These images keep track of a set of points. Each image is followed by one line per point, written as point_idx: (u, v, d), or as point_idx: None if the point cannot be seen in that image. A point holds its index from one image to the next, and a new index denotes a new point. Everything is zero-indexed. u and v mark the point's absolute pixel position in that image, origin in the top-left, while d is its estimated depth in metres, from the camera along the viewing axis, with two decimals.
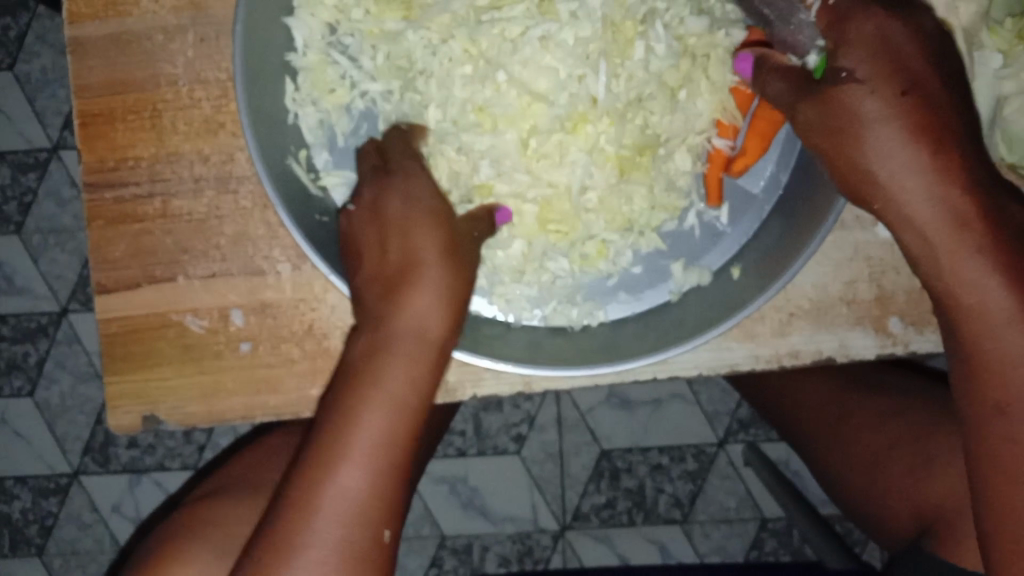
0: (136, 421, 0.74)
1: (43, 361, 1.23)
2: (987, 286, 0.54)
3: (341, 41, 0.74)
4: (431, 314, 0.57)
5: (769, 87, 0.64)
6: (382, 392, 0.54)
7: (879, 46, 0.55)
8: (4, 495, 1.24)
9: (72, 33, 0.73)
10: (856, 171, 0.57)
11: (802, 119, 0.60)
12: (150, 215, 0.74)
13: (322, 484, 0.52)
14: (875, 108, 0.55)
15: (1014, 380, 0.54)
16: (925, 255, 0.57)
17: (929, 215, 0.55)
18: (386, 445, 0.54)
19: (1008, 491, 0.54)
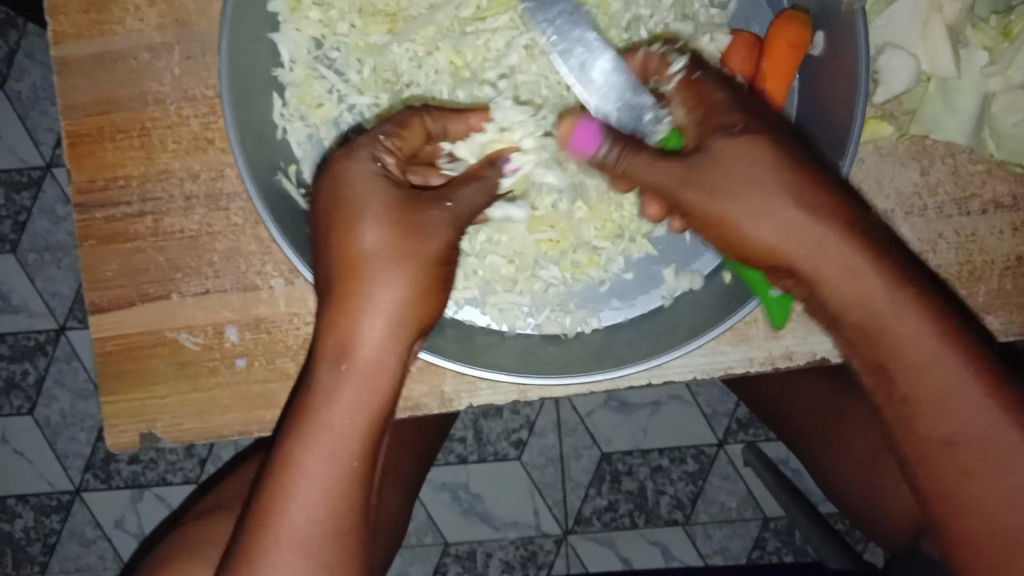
0: (134, 439, 0.74)
1: (41, 379, 1.23)
2: (913, 318, 0.54)
3: (327, 56, 0.74)
4: (374, 328, 0.55)
5: (626, 164, 0.61)
6: (326, 416, 0.55)
7: (737, 112, 0.60)
8: (7, 513, 1.24)
9: (58, 53, 0.73)
10: (743, 217, 0.57)
11: (681, 193, 0.59)
12: (142, 234, 0.74)
13: (292, 480, 0.54)
14: (744, 169, 0.56)
15: (953, 409, 0.54)
16: (838, 295, 0.57)
17: (838, 266, 0.55)
18: (350, 448, 0.55)
19: (974, 516, 0.53)
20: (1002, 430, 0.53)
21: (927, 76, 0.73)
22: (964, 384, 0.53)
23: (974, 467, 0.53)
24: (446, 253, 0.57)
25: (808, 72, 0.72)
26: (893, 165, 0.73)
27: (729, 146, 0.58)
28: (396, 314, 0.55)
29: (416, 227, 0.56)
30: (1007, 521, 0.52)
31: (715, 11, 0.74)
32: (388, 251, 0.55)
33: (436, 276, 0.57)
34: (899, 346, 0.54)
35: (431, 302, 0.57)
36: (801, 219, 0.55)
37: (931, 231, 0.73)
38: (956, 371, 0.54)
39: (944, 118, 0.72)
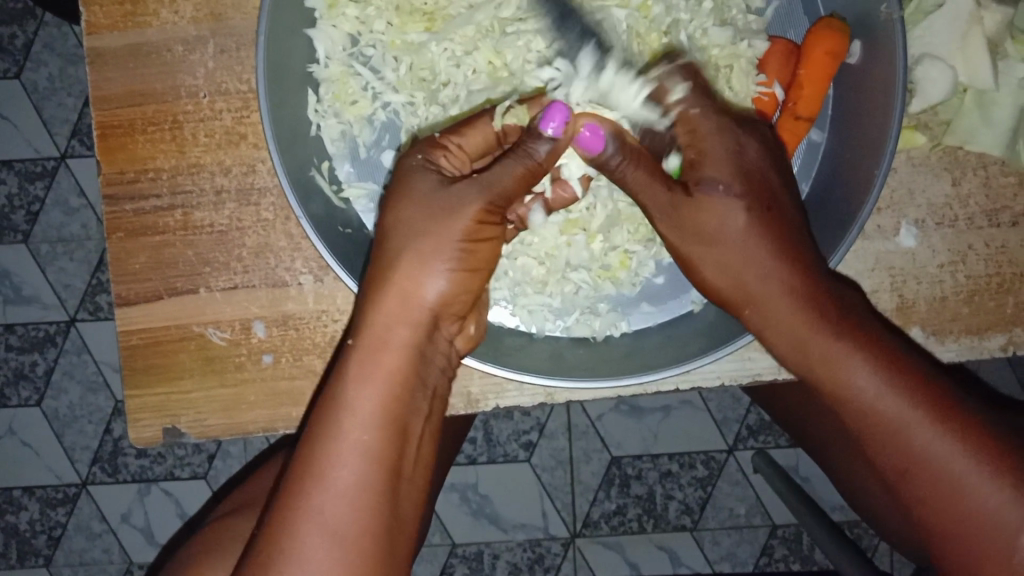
0: (157, 434, 0.74)
1: (51, 371, 1.23)
2: (856, 361, 0.59)
3: (362, 53, 0.74)
4: (401, 310, 0.57)
5: (622, 174, 0.62)
6: (348, 399, 0.55)
7: (733, 164, 0.62)
8: (12, 505, 1.23)
9: (91, 44, 0.73)
10: (709, 257, 0.62)
11: (659, 219, 0.63)
12: (171, 227, 0.73)
13: (319, 465, 0.53)
14: (715, 225, 0.61)
15: (897, 442, 0.58)
16: (789, 343, 0.61)
17: (785, 315, 0.61)
18: (379, 426, 0.54)
19: (941, 521, 0.59)
20: (933, 445, 0.57)
21: (964, 87, 0.73)
22: (904, 413, 0.58)
23: (927, 482, 0.58)
24: (469, 231, 0.59)
25: (843, 80, 0.72)
26: (926, 175, 0.73)
27: (708, 198, 0.61)
28: (413, 296, 0.57)
29: (431, 211, 0.58)
30: (934, 516, 0.59)
31: (752, 18, 0.74)
32: (405, 236, 0.58)
33: (456, 253, 0.58)
34: (841, 389, 0.59)
35: (456, 282, 0.59)
36: (750, 278, 0.61)
37: (961, 242, 0.73)
38: (895, 402, 0.58)
39: (979, 130, 0.72)
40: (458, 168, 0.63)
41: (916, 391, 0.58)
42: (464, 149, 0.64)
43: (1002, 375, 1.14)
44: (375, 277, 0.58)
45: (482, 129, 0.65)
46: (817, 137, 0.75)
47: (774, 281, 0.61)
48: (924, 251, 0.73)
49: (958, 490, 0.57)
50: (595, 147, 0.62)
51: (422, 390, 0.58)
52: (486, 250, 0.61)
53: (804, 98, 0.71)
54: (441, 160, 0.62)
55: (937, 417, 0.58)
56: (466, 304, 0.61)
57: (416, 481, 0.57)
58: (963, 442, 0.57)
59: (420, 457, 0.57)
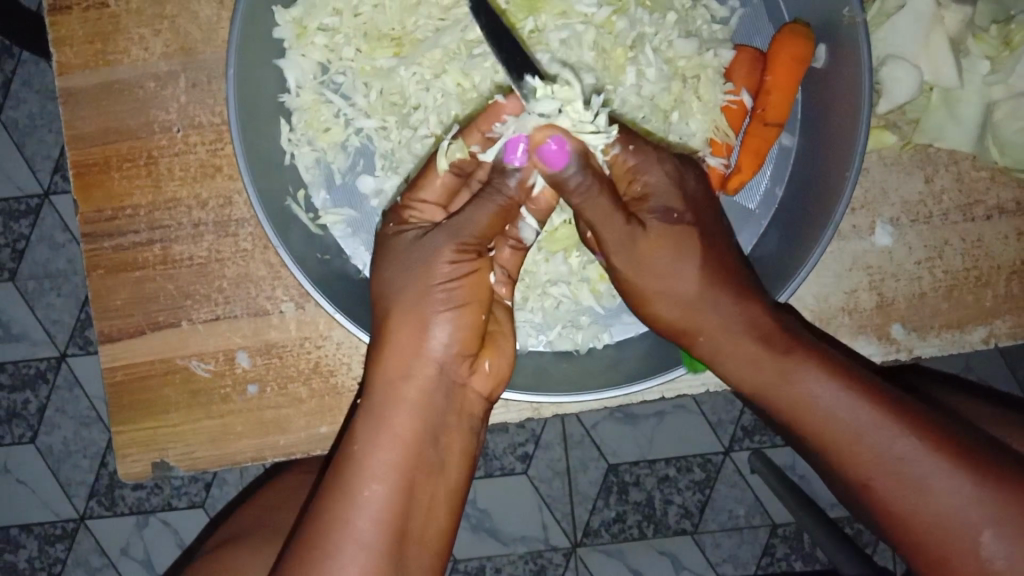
0: (147, 469, 0.74)
1: (44, 407, 1.23)
2: (810, 378, 0.59)
3: (333, 80, 0.75)
4: (399, 361, 0.58)
5: (578, 196, 0.61)
6: (356, 453, 0.56)
7: (677, 196, 0.63)
8: (11, 544, 1.23)
9: (63, 84, 0.73)
10: (654, 273, 0.62)
11: (613, 251, 0.63)
12: (151, 262, 0.74)
13: (326, 524, 0.54)
14: (669, 260, 0.61)
15: (859, 452, 0.57)
16: (744, 363, 0.61)
17: (735, 336, 0.61)
18: (388, 480, 0.55)
19: (917, 533, 0.56)
20: (896, 448, 0.56)
21: (929, 85, 0.74)
22: (862, 418, 0.57)
23: (895, 490, 0.56)
24: (450, 272, 0.59)
25: (811, 85, 0.73)
26: (898, 173, 0.74)
27: (660, 231, 0.61)
28: (415, 346, 0.58)
29: (415, 261, 0.59)
30: (903, 522, 0.57)
31: (716, 26, 0.75)
32: (395, 287, 0.59)
33: (451, 297, 0.59)
34: (802, 402, 0.59)
35: (457, 328, 0.59)
36: (699, 304, 0.61)
37: (937, 238, 0.74)
38: (851, 407, 0.58)
39: (947, 127, 0.73)
40: (427, 220, 0.64)
41: (871, 394, 0.58)
42: (429, 202, 0.65)
43: (994, 365, 1.15)
44: (378, 332, 0.59)
45: (437, 178, 0.65)
46: (788, 142, 0.76)
47: (725, 299, 0.61)
48: (901, 249, 0.74)
49: (923, 489, 0.55)
50: (558, 163, 0.60)
51: (434, 444, 0.58)
52: (479, 287, 0.61)
53: (771, 104, 0.71)
54: (411, 220, 0.63)
55: (895, 419, 0.57)
56: (475, 347, 0.61)
57: (426, 541, 0.56)
58: (923, 445, 0.56)
59: (434, 514, 0.57)
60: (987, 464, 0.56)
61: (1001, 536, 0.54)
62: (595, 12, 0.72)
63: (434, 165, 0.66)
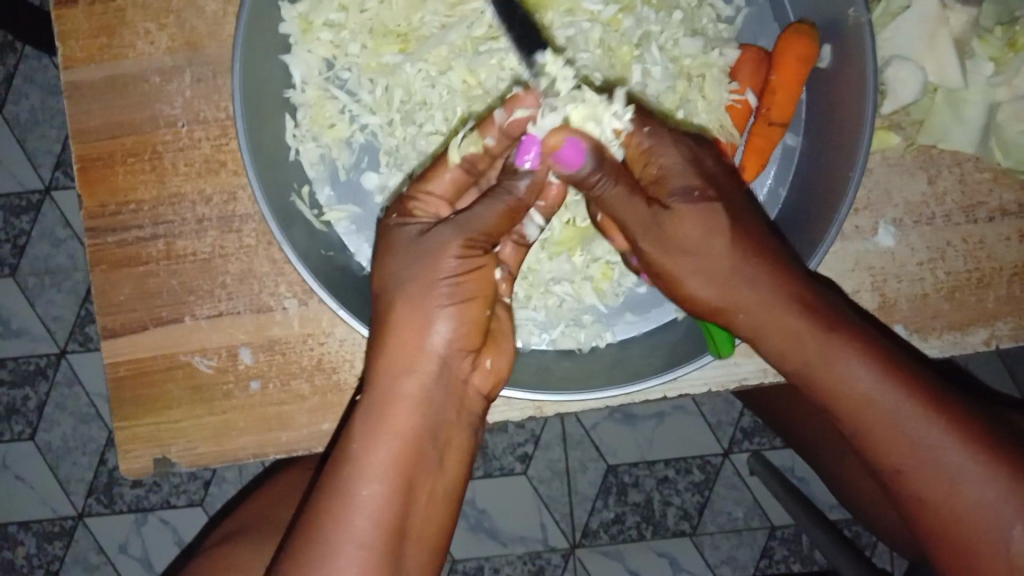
0: (148, 465, 0.74)
1: (43, 404, 1.22)
2: (853, 363, 0.59)
3: (338, 76, 0.75)
4: (397, 360, 0.57)
5: (600, 191, 0.62)
6: (354, 450, 0.56)
7: (695, 175, 0.61)
8: (8, 541, 1.23)
9: (68, 78, 0.73)
10: (687, 248, 0.60)
11: (639, 237, 0.62)
12: (154, 257, 0.73)
13: (324, 521, 0.54)
14: (700, 237, 0.60)
15: (895, 438, 0.58)
16: (782, 340, 0.61)
17: (777, 316, 0.60)
18: (387, 477, 0.55)
19: (941, 517, 0.59)
20: (931, 439, 0.58)
21: (934, 87, 0.74)
22: (902, 408, 0.58)
23: (925, 476, 0.58)
24: (455, 268, 0.58)
25: (815, 85, 0.73)
26: (902, 174, 0.74)
27: (691, 211, 0.60)
28: (417, 343, 0.57)
29: (417, 256, 0.59)
30: (934, 511, 0.59)
31: (722, 26, 0.75)
32: (398, 282, 0.58)
33: (455, 295, 0.58)
34: (840, 390, 0.59)
35: (460, 322, 0.58)
36: (739, 283, 0.60)
37: (940, 239, 0.74)
38: (889, 397, 0.58)
39: (951, 128, 0.73)
40: (433, 215, 0.63)
41: (910, 381, 0.59)
42: (435, 196, 0.64)
43: (993, 368, 1.15)
44: (380, 325, 0.58)
45: (448, 172, 0.64)
46: (792, 142, 0.76)
47: (764, 277, 0.60)
48: (903, 250, 0.74)
49: (955, 480, 0.58)
50: (574, 163, 0.61)
51: (433, 442, 0.58)
52: (482, 283, 0.60)
53: (776, 104, 0.71)
54: (416, 212, 0.62)
55: (932, 408, 0.58)
56: (478, 340, 0.60)
57: (423, 538, 0.57)
58: (956, 436, 0.58)
59: (431, 510, 0.58)
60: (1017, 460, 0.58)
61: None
62: (601, 10, 0.73)
63: (445, 159, 0.65)
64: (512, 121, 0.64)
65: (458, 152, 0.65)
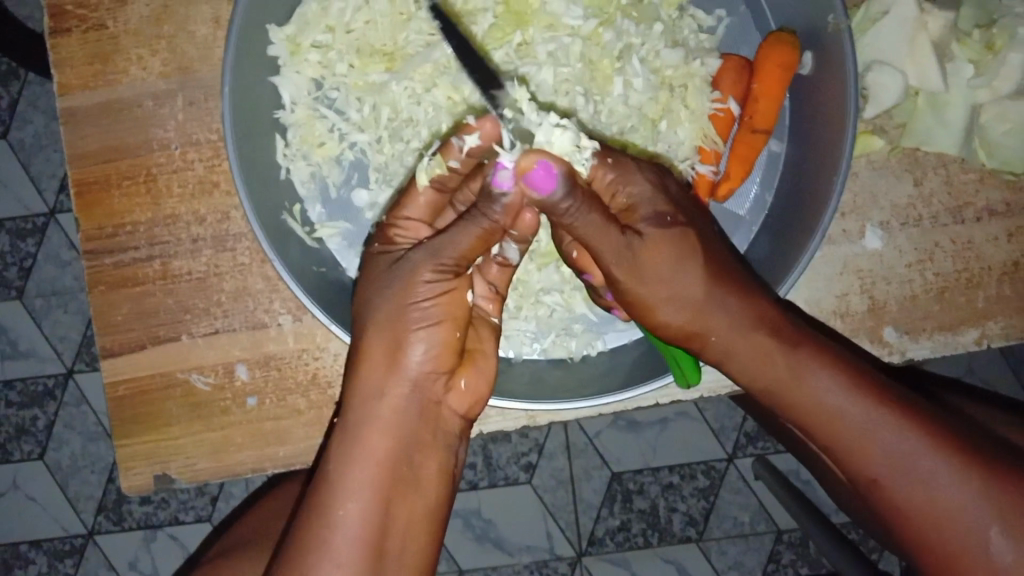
0: (149, 482, 0.75)
1: (52, 424, 1.24)
2: (819, 377, 0.60)
3: (327, 95, 0.76)
4: (370, 384, 0.58)
5: (572, 220, 0.59)
6: (331, 472, 0.57)
7: (663, 200, 0.62)
8: (21, 560, 1.24)
9: (64, 104, 0.75)
10: (657, 279, 0.60)
11: (612, 267, 0.61)
12: (151, 277, 0.75)
13: (305, 541, 0.56)
14: (668, 269, 0.60)
15: (868, 449, 0.58)
16: (748, 360, 0.61)
17: (744, 337, 0.61)
18: (362, 496, 0.56)
19: (924, 525, 0.58)
20: (904, 446, 0.58)
21: (916, 90, 0.74)
22: (870, 417, 0.58)
23: (903, 486, 0.58)
24: (428, 292, 0.59)
25: (797, 91, 0.74)
26: (887, 177, 0.75)
27: (658, 238, 0.60)
28: (390, 365, 0.58)
29: (391, 281, 0.60)
30: (917, 523, 0.58)
31: (704, 36, 0.76)
32: (370, 306, 0.59)
33: (422, 317, 0.58)
34: (811, 405, 0.60)
35: (432, 344, 0.59)
36: (708, 306, 0.60)
37: (927, 241, 0.74)
38: (858, 408, 0.59)
39: (934, 131, 0.74)
40: (413, 238, 0.64)
41: (876, 391, 0.59)
42: (412, 219, 0.65)
43: (995, 367, 1.14)
44: (355, 348, 0.60)
45: (419, 194, 0.66)
46: (777, 147, 0.76)
47: (730, 297, 0.61)
48: (891, 252, 0.74)
49: (933, 488, 0.57)
50: (547, 189, 0.57)
51: (410, 462, 0.59)
52: (455, 305, 0.60)
53: (759, 112, 0.73)
54: (396, 239, 0.64)
55: (902, 417, 0.58)
56: (452, 362, 0.61)
57: (405, 555, 0.58)
58: (930, 444, 0.57)
59: (412, 530, 0.58)
60: (990, 463, 0.58)
61: (1006, 533, 0.56)
62: (582, 24, 0.73)
63: (416, 183, 0.67)
64: (468, 150, 0.66)
65: (427, 175, 0.67)
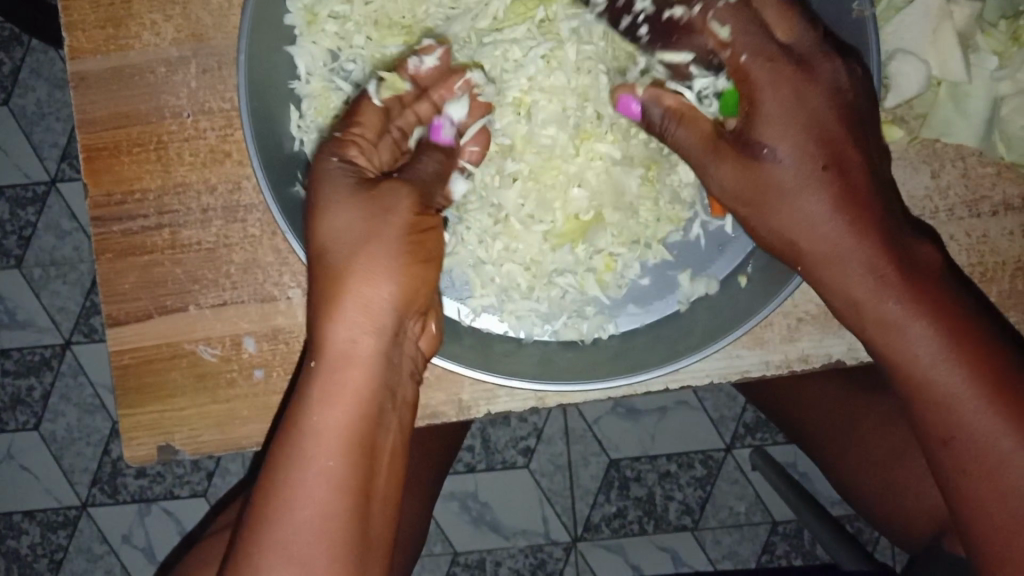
0: (152, 453, 0.74)
1: (48, 394, 1.23)
2: (914, 332, 0.59)
3: (343, 68, 0.75)
4: (343, 325, 0.56)
5: (666, 130, 0.67)
6: (311, 419, 0.55)
7: (797, 112, 0.59)
8: (14, 530, 1.24)
9: (74, 68, 0.73)
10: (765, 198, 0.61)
11: (715, 186, 0.65)
12: (159, 246, 0.74)
13: (286, 490, 0.54)
14: (785, 187, 0.60)
15: (948, 412, 0.59)
16: (844, 298, 0.62)
17: (854, 282, 0.60)
18: (344, 440, 0.55)
19: (986, 503, 0.59)
20: (981, 421, 0.58)
21: (938, 80, 0.74)
22: (956, 383, 0.59)
23: (968, 460, 0.59)
24: (402, 229, 0.58)
25: None
26: (905, 168, 0.74)
27: (780, 166, 0.59)
28: (364, 305, 0.56)
29: (366, 215, 0.58)
30: (979, 486, 0.59)
31: None
32: (345, 245, 0.57)
33: (401, 252, 0.58)
34: (905, 354, 0.60)
35: (405, 282, 0.58)
36: (834, 248, 0.59)
37: (942, 233, 0.74)
38: (950, 374, 0.59)
39: (954, 122, 0.73)
40: (365, 158, 0.64)
41: (973, 362, 0.59)
42: (366, 136, 0.66)
43: None
44: (322, 289, 0.57)
45: (371, 112, 0.68)
46: None
47: (854, 241, 0.59)
48: None
49: (1002, 468, 0.58)
50: (635, 116, 0.70)
51: (390, 401, 0.58)
52: (429, 244, 0.61)
53: None
54: (353, 155, 0.64)
55: (988, 393, 0.58)
56: (421, 300, 0.61)
57: (388, 497, 0.58)
58: (1007, 426, 0.58)
59: (391, 475, 0.58)
60: None
61: None
62: None
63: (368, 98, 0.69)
64: (423, 70, 0.72)
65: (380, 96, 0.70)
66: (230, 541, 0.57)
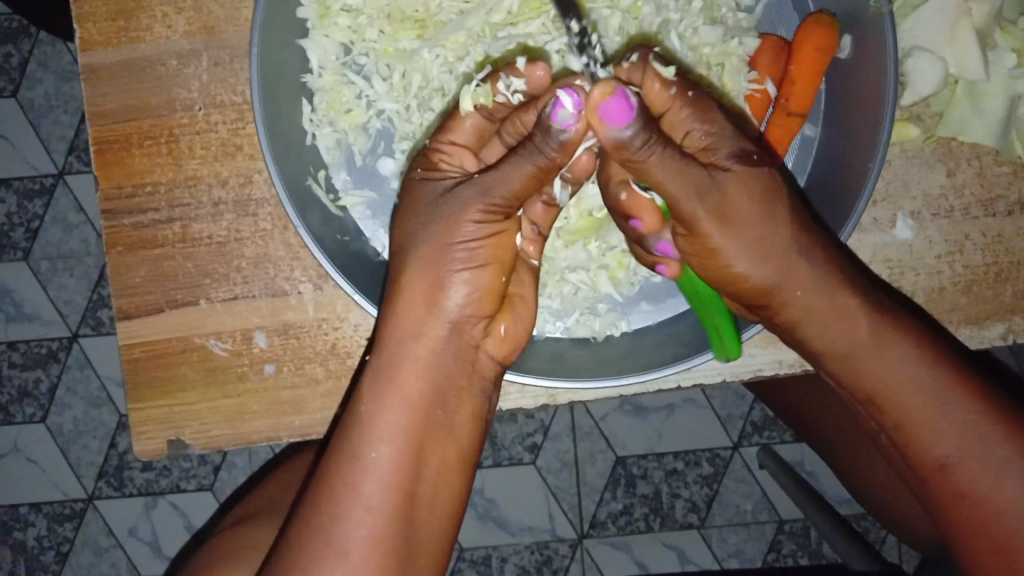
0: (161, 447, 0.74)
1: (55, 387, 1.23)
2: (896, 353, 0.62)
3: (355, 61, 0.75)
4: (407, 326, 0.59)
5: (651, 152, 0.59)
6: (363, 415, 0.58)
7: (745, 140, 0.64)
8: (19, 522, 1.23)
9: (85, 60, 0.73)
10: (738, 217, 0.61)
11: (692, 206, 0.61)
12: (169, 240, 0.74)
13: (333, 483, 0.57)
14: (755, 209, 0.61)
15: (935, 431, 0.61)
16: (824, 322, 0.63)
17: (830, 304, 0.63)
18: (397, 441, 0.57)
19: (984, 514, 0.60)
20: (975, 428, 0.61)
21: (954, 78, 0.73)
22: (943, 394, 0.61)
23: (963, 476, 0.61)
24: (473, 232, 0.60)
25: (833, 76, 0.73)
26: (920, 166, 0.74)
27: (744, 175, 0.61)
28: (429, 307, 0.59)
29: (430, 219, 0.60)
30: (976, 501, 0.60)
31: (742, 15, 0.75)
32: (411, 245, 0.60)
33: (460, 257, 0.59)
34: (882, 374, 0.63)
35: (475, 287, 0.60)
36: (804, 273, 0.63)
37: (957, 232, 0.73)
38: (931, 384, 0.62)
39: (971, 120, 0.73)
40: (458, 166, 0.64)
41: (952, 374, 0.62)
42: (459, 145, 0.66)
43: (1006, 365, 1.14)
44: (389, 291, 0.61)
45: (468, 119, 0.67)
46: (811, 132, 0.75)
47: (821, 267, 0.63)
48: (920, 242, 0.74)
49: (998, 477, 0.60)
50: (622, 119, 0.58)
51: (445, 407, 0.60)
52: (500, 248, 0.61)
53: (794, 94, 0.71)
54: (441, 165, 0.64)
55: (977, 407, 0.61)
56: (492, 306, 0.62)
57: (435, 504, 0.59)
58: (999, 434, 0.60)
59: (444, 480, 0.60)
60: None
61: None
62: None
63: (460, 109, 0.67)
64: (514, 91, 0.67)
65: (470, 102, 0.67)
66: (279, 537, 0.59)
